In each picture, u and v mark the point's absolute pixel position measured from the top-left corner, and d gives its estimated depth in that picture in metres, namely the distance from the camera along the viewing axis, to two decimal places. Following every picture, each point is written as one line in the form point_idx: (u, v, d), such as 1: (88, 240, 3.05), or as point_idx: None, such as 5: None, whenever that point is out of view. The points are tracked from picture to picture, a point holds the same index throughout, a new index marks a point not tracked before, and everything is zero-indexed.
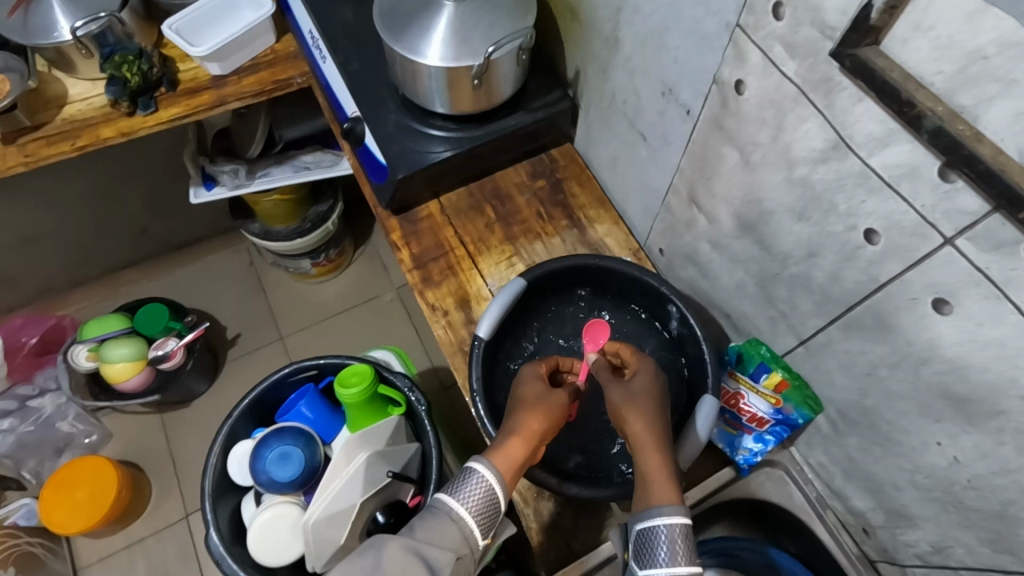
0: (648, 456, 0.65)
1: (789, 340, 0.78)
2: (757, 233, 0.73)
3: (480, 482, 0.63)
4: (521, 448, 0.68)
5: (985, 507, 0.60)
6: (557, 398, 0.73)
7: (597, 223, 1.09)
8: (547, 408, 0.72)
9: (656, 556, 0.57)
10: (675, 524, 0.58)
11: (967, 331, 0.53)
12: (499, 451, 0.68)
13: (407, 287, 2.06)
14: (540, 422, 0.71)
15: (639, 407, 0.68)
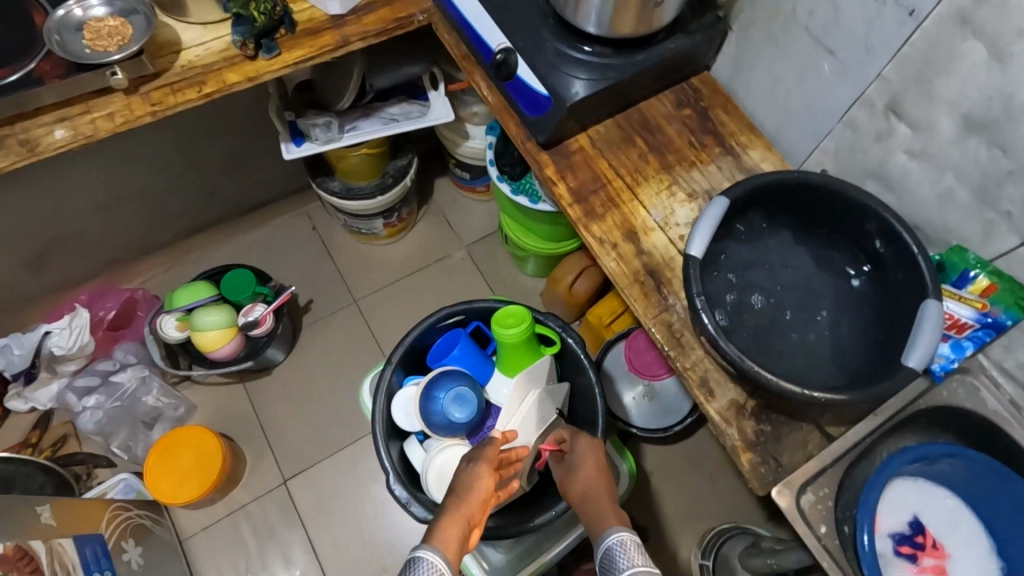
0: (595, 506, 0.80)
1: (1010, 241, 0.79)
2: (995, 131, 0.74)
3: (428, 566, 0.68)
4: (454, 527, 0.74)
5: None
6: (484, 471, 0.84)
7: (750, 149, 1.07)
8: (480, 481, 0.82)
9: (618, 565, 0.69)
10: (622, 537, 0.71)
11: None
12: (440, 538, 0.73)
13: (478, 244, 1.97)
14: (474, 505, 0.79)
15: (575, 473, 0.88)
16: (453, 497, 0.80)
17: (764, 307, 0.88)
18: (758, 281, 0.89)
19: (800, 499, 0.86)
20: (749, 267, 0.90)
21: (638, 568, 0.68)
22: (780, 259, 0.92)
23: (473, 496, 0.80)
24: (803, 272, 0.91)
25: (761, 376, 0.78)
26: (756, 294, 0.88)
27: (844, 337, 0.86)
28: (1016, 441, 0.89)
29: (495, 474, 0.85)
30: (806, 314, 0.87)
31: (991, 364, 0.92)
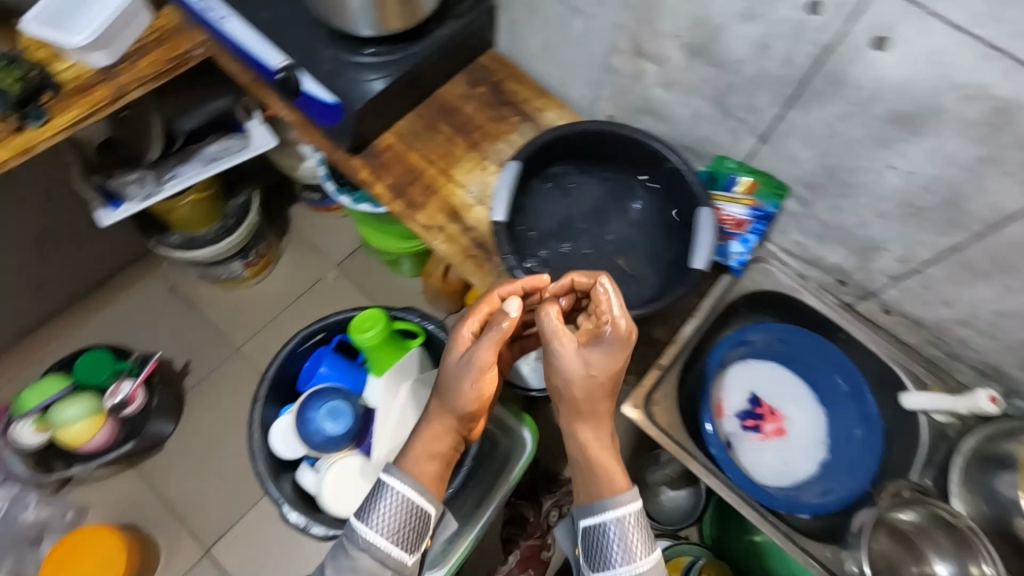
0: (589, 434, 0.78)
1: (752, 141, 0.92)
2: (708, 53, 0.85)
3: (392, 496, 0.75)
4: (440, 449, 0.81)
5: (937, 202, 0.76)
6: (489, 356, 0.75)
7: (546, 111, 1.16)
8: (470, 383, 0.77)
9: (612, 558, 0.74)
10: (619, 522, 0.74)
11: (907, 56, 0.66)
12: (412, 458, 0.79)
13: (349, 259, 1.91)
14: (460, 405, 0.79)
15: (581, 387, 0.75)
16: (445, 388, 0.80)
17: (578, 250, 0.96)
18: (567, 229, 0.98)
19: (649, 408, 0.96)
20: (556, 218, 0.99)
21: (635, 567, 0.73)
22: (582, 202, 1.00)
23: (457, 402, 0.78)
24: (605, 208, 1.00)
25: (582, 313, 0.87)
26: (568, 240, 0.97)
27: (648, 253, 0.97)
28: (809, 305, 1.04)
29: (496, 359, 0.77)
30: (613, 245, 0.97)
31: (777, 248, 1.06)
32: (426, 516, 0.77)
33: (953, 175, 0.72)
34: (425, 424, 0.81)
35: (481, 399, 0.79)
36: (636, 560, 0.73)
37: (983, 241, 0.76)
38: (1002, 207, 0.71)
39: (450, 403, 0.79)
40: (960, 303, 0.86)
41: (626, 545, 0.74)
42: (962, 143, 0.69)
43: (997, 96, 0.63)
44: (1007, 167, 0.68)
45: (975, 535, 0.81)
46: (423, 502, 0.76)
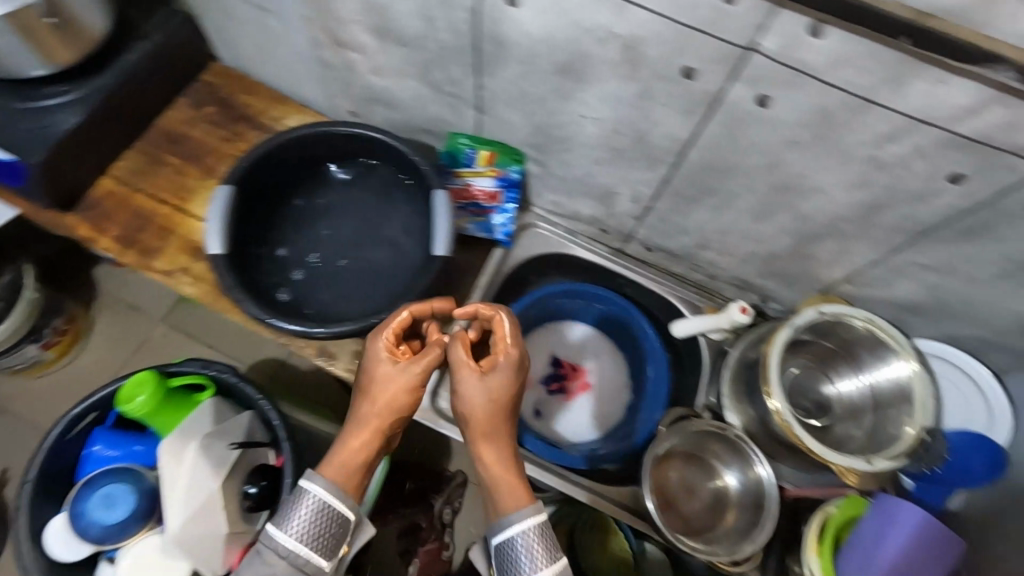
0: (490, 450, 0.64)
1: (471, 113, 0.90)
2: (391, 33, 0.81)
3: (312, 501, 0.61)
4: (360, 441, 0.65)
5: (630, 140, 0.78)
6: (408, 376, 0.67)
7: (285, 119, 1.09)
8: (393, 391, 0.66)
9: (518, 565, 0.59)
10: (530, 530, 0.59)
11: (537, 8, 0.65)
12: (337, 454, 0.65)
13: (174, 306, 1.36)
14: (382, 407, 0.66)
15: (483, 403, 0.65)
16: (362, 386, 0.67)
17: (322, 263, 0.90)
18: (310, 242, 0.91)
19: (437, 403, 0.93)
20: (296, 233, 0.92)
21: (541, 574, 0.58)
22: (324, 210, 0.94)
23: (383, 400, 0.66)
24: (349, 208, 0.94)
25: (322, 331, 0.81)
26: (312, 255, 0.91)
27: (399, 246, 0.91)
28: (584, 259, 1.07)
29: (423, 381, 0.68)
30: (361, 247, 0.91)
31: (541, 211, 1.06)
32: (343, 525, 0.62)
33: (628, 113, 0.74)
34: (352, 422, 0.66)
35: (412, 402, 0.67)
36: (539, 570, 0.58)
37: (679, 170, 0.79)
38: (676, 136, 0.74)
39: (378, 395, 0.66)
40: (692, 228, 0.90)
41: (531, 556, 0.59)
42: (619, 83, 0.70)
43: (620, 35, 0.63)
44: (661, 99, 0.69)
45: (742, 442, 0.87)
46: (341, 506, 0.62)
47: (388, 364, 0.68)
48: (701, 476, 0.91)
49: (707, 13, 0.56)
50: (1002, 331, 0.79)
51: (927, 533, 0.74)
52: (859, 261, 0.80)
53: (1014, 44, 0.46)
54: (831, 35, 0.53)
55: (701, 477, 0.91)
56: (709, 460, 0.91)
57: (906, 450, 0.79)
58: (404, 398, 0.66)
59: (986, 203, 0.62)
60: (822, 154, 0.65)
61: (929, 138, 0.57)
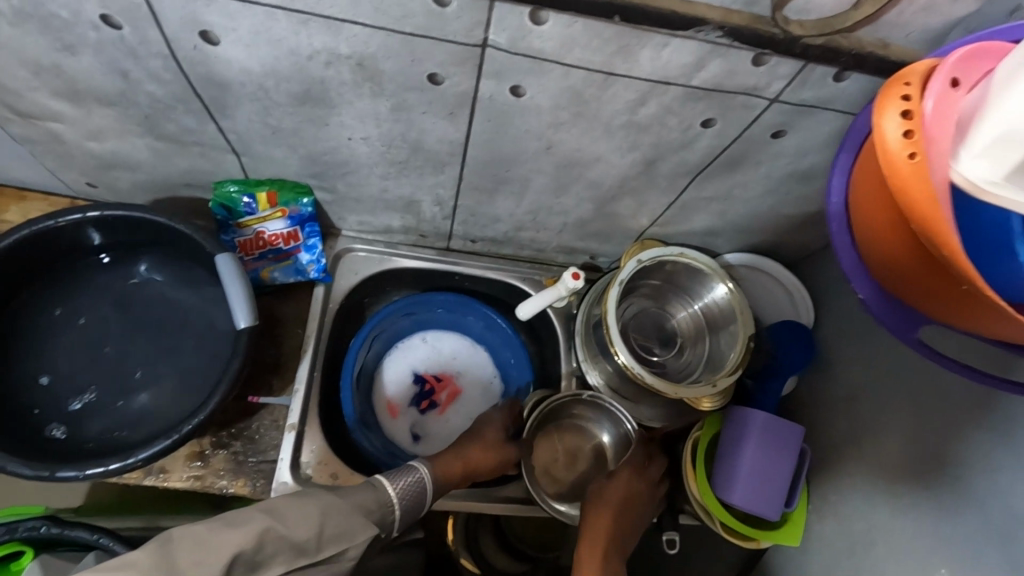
0: (600, 520, 0.82)
1: (227, 157, 0.79)
2: (86, 94, 0.67)
3: (414, 478, 0.73)
4: (450, 472, 0.81)
5: (406, 150, 0.73)
6: (506, 451, 0.88)
7: (3, 213, 0.89)
8: (489, 453, 0.86)
9: None
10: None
11: (242, 44, 0.56)
12: (434, 463, 0.80)
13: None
14: (474, 461, 0.85)
15: (608, 497, 0.84)
16: (471, 443, 0.87)
17: (112, 377, 0.75)
18: (90, 358, 0.76)
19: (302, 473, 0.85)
20: (68, 351, 0.75)
21: None
22: (100, 312, 0.78)
23: (471, 458, 0.84)
24: (131, 302, 0.79)
25: (125, 463, 0.67)
26: (97, 372, 0.75)
27: (200, 327, 0.79)
28: (414, 268, 1.02)
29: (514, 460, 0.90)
30: (156, 343, 0.77)
31: (352, 233, 0.98)
32: (420, 509, 0.73)
33: (392, 127, 0.68)
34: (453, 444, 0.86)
35: (485, 471, 0.86)
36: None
37: (468, 167, 0.76)
38: (449, 138, 0.69)
39: (484, 449, 0.86)
40: (503, 214, 0.88)
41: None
42: (370, 101, 0.63)
43: (347, 56, 0.56)
44: (419, 107, 0.64)
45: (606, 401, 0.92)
46: (427, 493, 0.74)
47: (501, 437, 0.90)
48: (579, 440, 0.95)
49: (424, 19, 0.51)
50: (786, 232, 0.89)
51: (769, 427, 0.81)
52: (656, 208, 0.84)
53: (710, 4, 0.47)
54: (552, 21, 0.51)
55: (580, 442, 0.95)
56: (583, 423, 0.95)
57: (742, 361, 0.85)
58: (484, 461, 0.85)
59: (737, 139, 0.66)
60: (589, 128, 0.65)
61: (672, 96, 0.59)
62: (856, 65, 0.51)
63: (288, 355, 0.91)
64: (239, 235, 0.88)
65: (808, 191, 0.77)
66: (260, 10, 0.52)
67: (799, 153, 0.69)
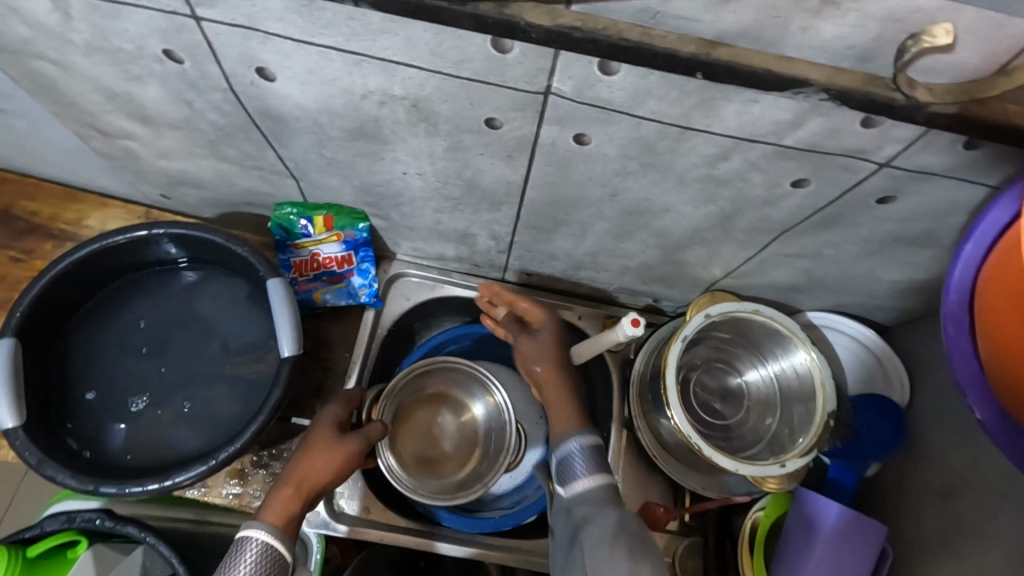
0: (545, 376, 0.76)
1: (287, 182, 0.78)
2: (154, 118, 0.67)
3: (258, 545, 0.59)
4: (295, 498, 0.65)
5: (461, 187, 0.69)
6: (345, 451, 0.70)
7: (85, 219, 0.93)
8: (328, 462, 0.69)
9: (574, 473, 0.66)
10: (583, 444, 0.67)
11: (297, 81, 0.54)
12: (272, 504, 0.64)
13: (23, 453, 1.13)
14: (320, 467, 0.68)
15: (541, 350, 0.78)
16: (302, 454, 0.69)
17: (161, 391, 0.76)
18: (143, 371, 0.76)
19: (334, 505, 0.82)
20: (123, 362, 0.77)
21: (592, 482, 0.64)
22: (156, 325, 0.79)
23: (319, 469, 0.68)
24: (185, 317, 0.79)
25: (162, 485, 0.67)
26: (148, 386, 0.76)
27: (247, 346, 0.78)
28: (465, 298, 0.98)
29: (363, 451, 0.72)
30: (204, 361, 0.77)
31: (406, 258, 0.95)
32: (287, 564, 0.61)
33: (447, 165, 0.64)
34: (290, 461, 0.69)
35: (340, 467, 0.69)
36: (584, 474, 0.65)
37: (525, 208, 0.71)
38: (505, 180, 0.65)
39: (336, 452, 0.70)
40: (561, 254, 0.83)
41: (579, 471, 0.66)
42: (426, 140, 0.60)
43: (400, 96, 0.53)
44: (476, 149, 0.60)
45: (658, 459, 0.85)
46: (280, 550, 0.60)
47: (334, 431, 0.72)
48: (448, 420, 0.85)
49: (483, 64, 0.47)
50: (883, 297, 0.78)
51: (847, 521, 0.71)
52: (731, 261, 0.75)
53: (815, 62, 0.40)
54: (624, 72, 0.45)
55: (446, 416, 0.85)
56: (458, 400, 0.86)
57: (817, 443, 0.76)
58: (340, 474, 0.69)
59: (834, 201, 0.57)
60: (658, 179, 0.59)
61: (759, 153, 0.52)
62: (995, 138, 0.42)
63: (331, 378, 0.90)
64: (296, 255, 0.88)
65: (916, 258, 0.66)
66: (313, 49, 0.49)
67: (908, 220, 0.59)
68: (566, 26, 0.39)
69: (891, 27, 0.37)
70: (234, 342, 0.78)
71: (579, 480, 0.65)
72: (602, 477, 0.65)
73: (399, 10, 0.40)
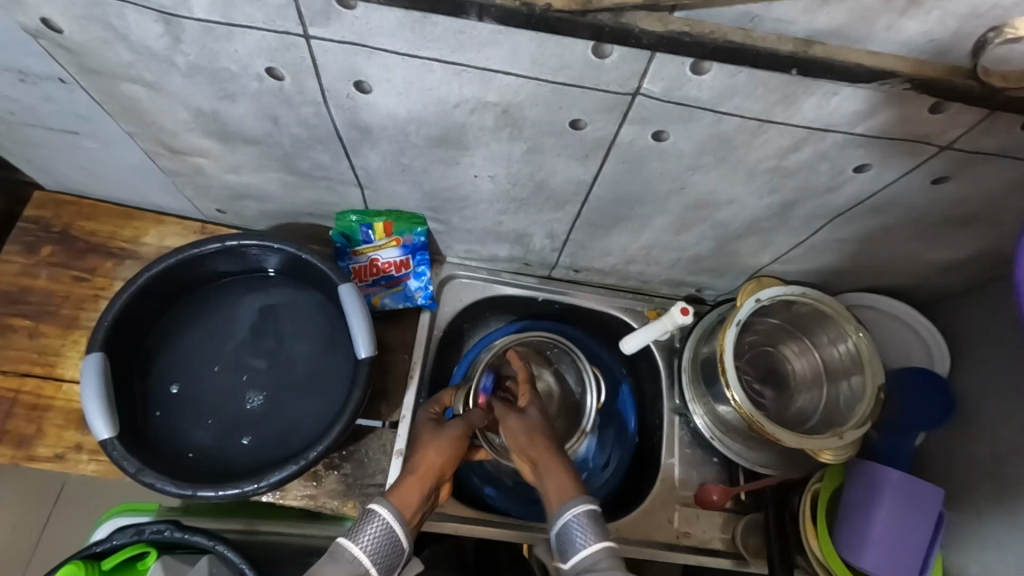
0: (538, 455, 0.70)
1: (352, 191, 0.81)
2: (235, 134, 0.70)
3: (381, 520, 0.61)
4: (420, 484, 0.68)
5: (529, 188, 0.72)
6: (450, 435, 0.75)
7: (143, 236, 0.95)
8: (441, 446, 0.74)
9: (575, 547, 0.58)
10: (581, 515, 0.59)
11: (393, 93, 0.57)
12: (398, 489, 0.67)
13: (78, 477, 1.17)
14: (437, 451, 0.73)
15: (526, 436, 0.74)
16: (419, 448, 0.74)
17: (238, 395, 0.78)
18: (219, 377, 0.78)
19: None
20: (199, 371, 0.79)
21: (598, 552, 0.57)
22: (228, 333, 0.81)
23: (438, 453, 0.73)
24: (255, 325, 0.82)
25: (256, 486, 0.70)
26: (225, 392, 0.78)
27: (320, 350, 0.81)
28: (515, 295, 1.01)
29: (467, 434, 0.77)
30: (279, 365, 0.80)
31: (457, 260, 0.99)
32: (401, 553, 0.62)
33: (520, 168, 0.68)
34: (413, 454, 0.74)
35: (455, 451, 0.74)
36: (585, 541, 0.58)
37: (589, 205, 0.74)
38: (576, 180, 0.69)
39: (443, 437, 0.75)
40: (614, 249, 0.86)
41: (581, 537, 0.58)
42: (506, 145, 0.63)
43: (492, 103, 0.57)
44: (554, 151, 0.63)
45: (714, 439, 0.89)
46: (401, 532, 0.62)
47: (437, 424, 0.78)
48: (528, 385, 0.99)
49: (581, 69, 0.51)
50: (923, 275, 0.83)
51: (904, 485, 0.76)
52: (781, 248, 0.79)
53: (897, 55, 0.45)
54: (714, 71, 0.49)
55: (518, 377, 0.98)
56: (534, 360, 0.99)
57: (872, 415, 0.79)
58: (452, 455, 0.74)
59: (892, 184, 0.62)
60: (727, 172, 0.63)
61: (829, 142, 0.56)
62: None
63: (394, 380, 0.92)
64: (355, 262, 0.91)
65: (959, 236, 0.71)
66: (416, 62, 0.53)
67: (958, 200, 0.64)
68: (675, 31, 0.43)
69: (970, 22, 0.42)
70: (307, 348, 0.81)
71: (579, 555, 0.57)
72: (606, 545, 0.57)
73: (523, 22, 0.45)
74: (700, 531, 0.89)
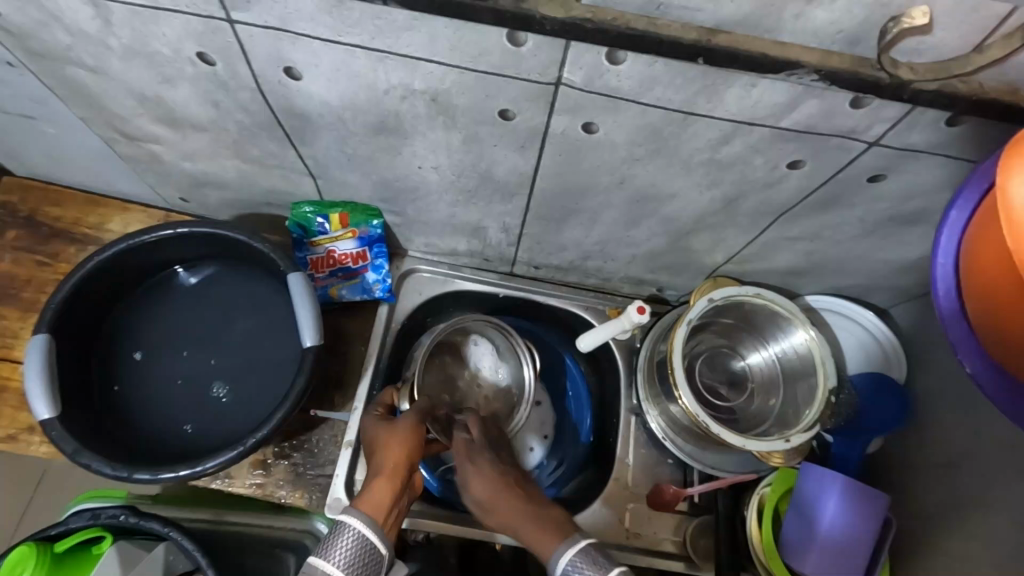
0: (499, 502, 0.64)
1: (305, 180, 0.81)
2: (182, 120, 0.71)
3: (352, 535, 0.58)
4: (389, 486, 0.64)
5: (474, 179, 0.72)
6: (406, 428, 0.70)
7: (108, 223, 0.96)
8: (402, 441, 0.69)
9: None
10: (577, 559, 0.57)
11: (324, 78, 0.57)
12: (365, 497, 0.62)
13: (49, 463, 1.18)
14: (397, 451, 0.68)
15: (480, 476, 0.66)
16: (380, 451, 0.69)
17: (191, 382, 0.79)
18: (173, 364, 0.79)
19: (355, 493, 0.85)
20: (151, 356, 0.80)
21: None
22: (184, 321, 0.82)
23: (400, 455, 0.67)
24: (209, 313, 0.82)
25: (193, 471, 0.70)
26: (179, 379, 0.79)
27: (270, 339, 0.81)
28: (477, 291, 1.01)
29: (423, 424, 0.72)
30: (229, 354, 0.80)
31: (419, 254, 0.99)
32: (381, 560, 0.59)
33: (462, 158, 0.68)
34: (375, 456, 0.68)
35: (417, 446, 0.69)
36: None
37: (536, 198, 0.74)
38: (518, 171, 0.68)
39: (401, 431, 0.70)
40: (570, 244, 0.86)
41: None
42: (443, 134, 0.63)
43: (421, 90, 0.57)
44: (491, 141, 0.63)
45: (665, 438, 0.89)
46: (377, 539, 0.59)
47: (388, 423, 0.72)
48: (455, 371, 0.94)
49: (500, 57, 0.51)
50: (879, 277, 0.81)
51: (853, 494, 0.75)
52: (733, 246, 0.79)
53: (806, 45, 0.44)
54: (631, 60, 0.49)
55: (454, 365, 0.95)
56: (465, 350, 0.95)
57: (822, 419, 0.79)
58: (416, 445, 0.69)
59: (830, 180, 0.61)
60: (664, 165, 0.62)
61: (758, 135, 0.55)
62: (979, 111, 0.45)
63: (350, 372, 0.92)
64: (312, 253, 0.91)
65: (908, 237, 0.70)
66: (340, 48, 0.53)
67: (900, 198, 0.63)
68: (579, 17, 0.43)
69: (875, 12, 0.41)
70: (258, 337, 0.81)
71: None
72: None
73: (428, 7, 0.45)
74: (651, 532, 0.88)
